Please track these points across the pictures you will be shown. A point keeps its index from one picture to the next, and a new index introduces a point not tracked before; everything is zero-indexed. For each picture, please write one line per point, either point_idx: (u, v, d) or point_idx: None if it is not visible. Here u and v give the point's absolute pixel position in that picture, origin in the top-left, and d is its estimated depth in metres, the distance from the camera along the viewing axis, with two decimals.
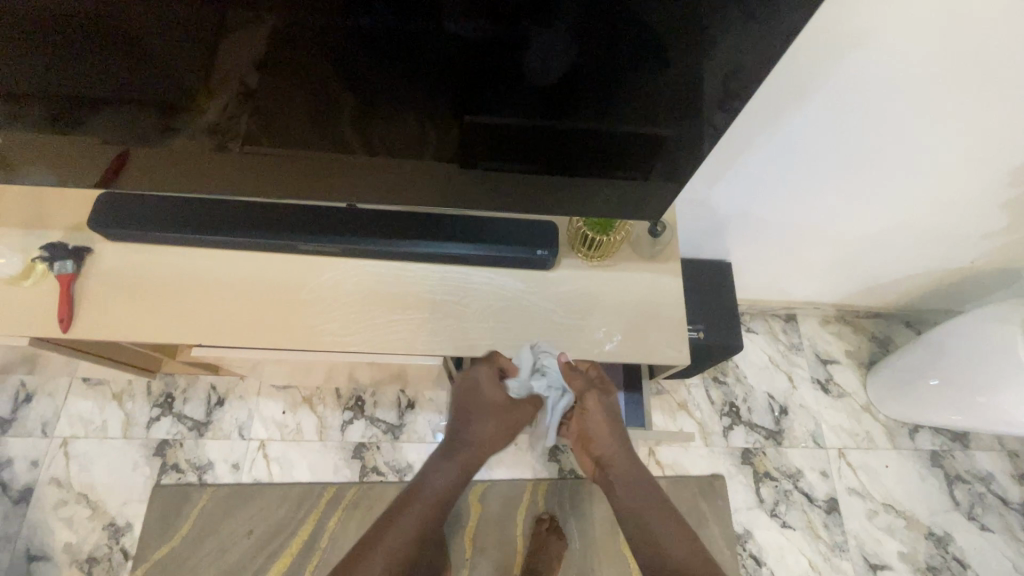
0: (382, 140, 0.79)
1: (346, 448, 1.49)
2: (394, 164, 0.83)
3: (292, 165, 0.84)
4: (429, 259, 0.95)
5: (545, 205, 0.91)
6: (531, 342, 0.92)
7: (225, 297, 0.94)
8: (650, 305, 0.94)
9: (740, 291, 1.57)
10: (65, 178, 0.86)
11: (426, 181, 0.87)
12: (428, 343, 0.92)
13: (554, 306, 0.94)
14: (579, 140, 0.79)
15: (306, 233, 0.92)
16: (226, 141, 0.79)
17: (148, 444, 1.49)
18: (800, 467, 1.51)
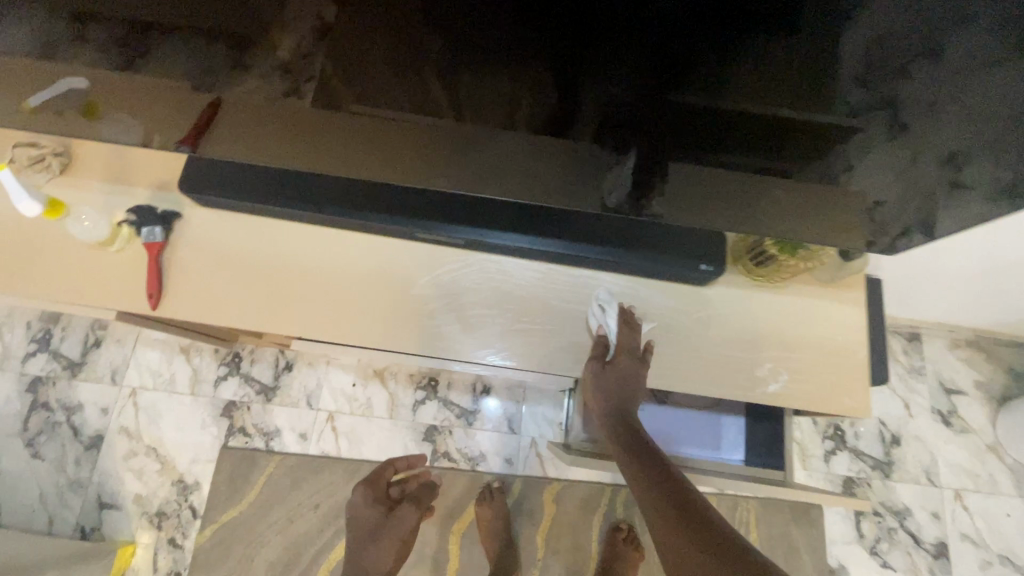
0: (485, 106, 0.58)
1: (417, 429, 1.42)
2: (492, 138, 0.62)
3: (363, 130, 0.64)
4: (564, 261, 0.82)
5: (687, 209, 0.69)
6: (676, 373, 0.79)
7: (330, 285, 0.83)
8: (826, 342, 0.78)
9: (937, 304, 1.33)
10: (151, 132, 0.71)
11: (530, 165, 0.65)
12: (556, 360, 0.82)
13: (707, 331, 0.79)
14: (761, 129, 0.56)
15: (424, 220, 0.80)
16: (290, 87, 0.59)
17: (215, 403, 1.44)
18: (908, 505, 1.36)
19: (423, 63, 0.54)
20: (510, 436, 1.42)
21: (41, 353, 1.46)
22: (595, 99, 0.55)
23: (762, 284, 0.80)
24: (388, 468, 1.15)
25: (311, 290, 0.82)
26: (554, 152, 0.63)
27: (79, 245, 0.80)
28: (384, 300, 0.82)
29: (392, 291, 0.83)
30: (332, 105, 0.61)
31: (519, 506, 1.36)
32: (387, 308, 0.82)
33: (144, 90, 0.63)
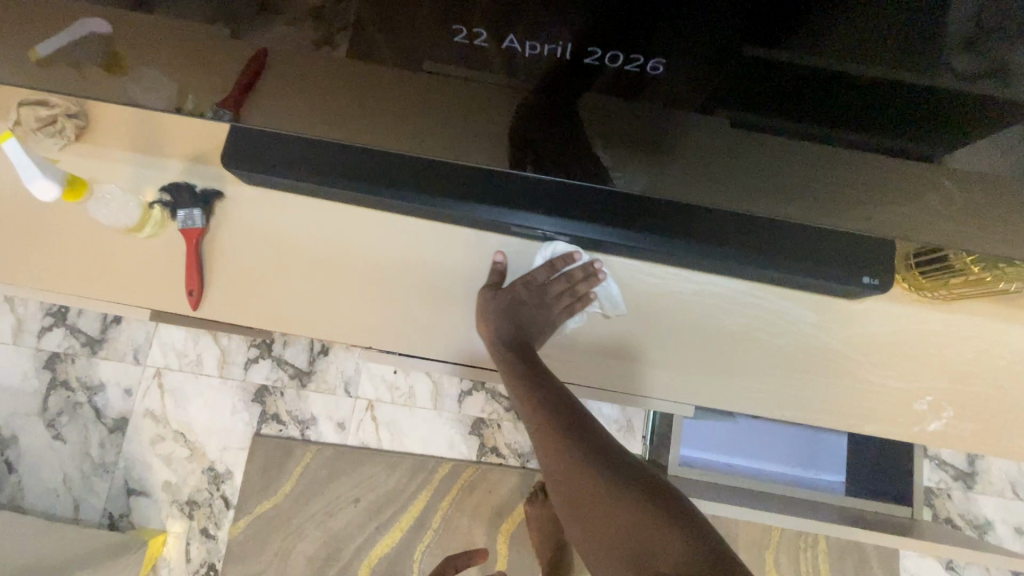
0: (551, 65, 0.42)
1: (463, 422, 1.31)
2: (551, 106, 0.47)
3: (391, 90, 0.49)
4: (683, 264, 0.68)
5: (805, 198, 0.55)
6: (814, 403, 0.67)
7: (398, 283, 0.70)
8: (1001, 371, 0.65)
9: None
10: (185, 89, 0.55)
11: (600, 139, 0.51)
12: (665, 385, 0.69)
13: (855, 353, 0.66)
14: (920, 111, 0.41)
15: (517, 210, 0.66)
16: (312, 36, 0.44)
17: (246, 387, 1.35)
18: (990, 519, 1.27)
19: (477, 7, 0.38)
20: None
21: (57, 328, 1.35)
22: (703, 65, 0.40)
23: (924, 298, 0.66)
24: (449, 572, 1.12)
25: (375, 291, 0.70)
26: (633, 127, 0.48)
27: (103, 229, 0.67)
28: (463, 307, 0.71)
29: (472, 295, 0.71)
30: (352, 56, 0.45)
31: None
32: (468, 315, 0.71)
33: (175, 43, 0.48)
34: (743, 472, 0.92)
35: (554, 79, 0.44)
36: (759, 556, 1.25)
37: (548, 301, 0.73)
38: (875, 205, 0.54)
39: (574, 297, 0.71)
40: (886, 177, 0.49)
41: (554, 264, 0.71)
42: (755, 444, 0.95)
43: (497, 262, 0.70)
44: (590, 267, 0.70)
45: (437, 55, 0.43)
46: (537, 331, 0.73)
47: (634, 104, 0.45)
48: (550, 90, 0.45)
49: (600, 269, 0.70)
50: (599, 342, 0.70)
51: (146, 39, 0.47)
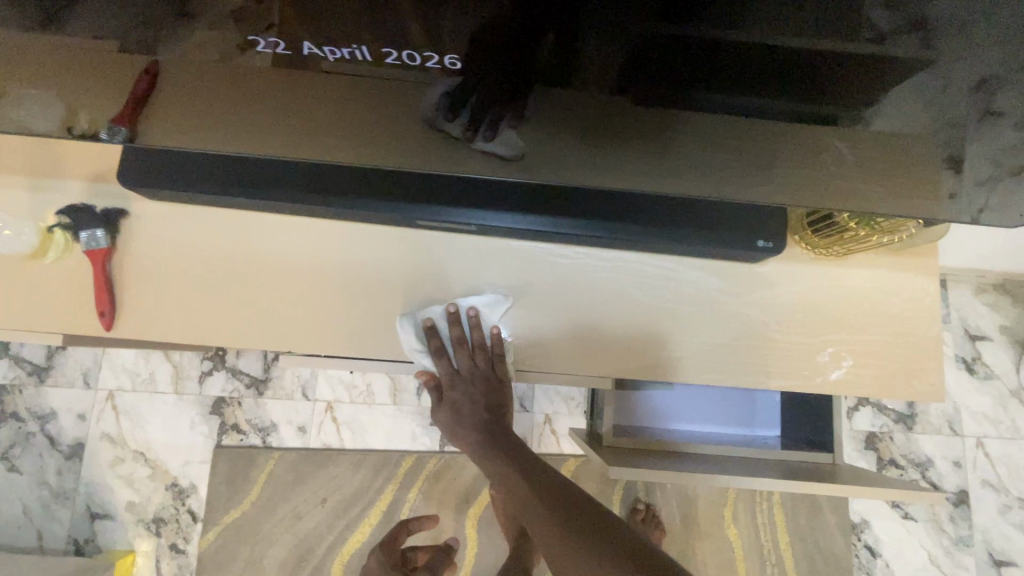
0: (483, 53, 0.40)
1: (424, 414, 1.33)
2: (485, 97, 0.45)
3: (321, 95, 0.47)
4: (592, 243, 0.69)
5: (748, 177, 0.54)
6: (728, 366, 0.69)
7: (321, 288, 0.71)
8: (893, 318, 0.68)
9: (978, 250, 1.27)
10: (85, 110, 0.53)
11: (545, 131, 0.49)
12: (586, 363, 0.70)
13: (762, 313, 0.69)
14: (853, 76, 0.40)
15: (425, 205, 0.66)
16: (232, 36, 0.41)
17: (202, 401, 1.34)
18: (930, 456, 1.34)
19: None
20: (523, 414, 1.33)
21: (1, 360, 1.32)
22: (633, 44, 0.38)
23: (819, 255, 0.69)
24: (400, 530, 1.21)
25: (305, 297, 0.71)
26: (576, 114, 0.47)
27: (8, 256, 0.67)
28: (395, 306, 0.71)
29: (404, 292, 0.71)
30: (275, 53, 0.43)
31: None
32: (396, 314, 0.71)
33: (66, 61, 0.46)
34: (683, 435, 0.96)
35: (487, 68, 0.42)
36: (717, 514, 1.31)
37: (472, 378, 0.78)
38: (819, 179, 0.53)
39: (483, 348, 0.74)
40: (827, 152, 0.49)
41: (437, 342, 0.73)
42: (693, 408, 0.99)
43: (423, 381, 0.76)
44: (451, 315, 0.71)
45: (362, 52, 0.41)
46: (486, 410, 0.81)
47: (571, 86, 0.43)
48: (487, 78, 0.43)
49: (469, 308, 0.70)
50: (525, 329, 0.71)
51: (58, 58, 0.45)
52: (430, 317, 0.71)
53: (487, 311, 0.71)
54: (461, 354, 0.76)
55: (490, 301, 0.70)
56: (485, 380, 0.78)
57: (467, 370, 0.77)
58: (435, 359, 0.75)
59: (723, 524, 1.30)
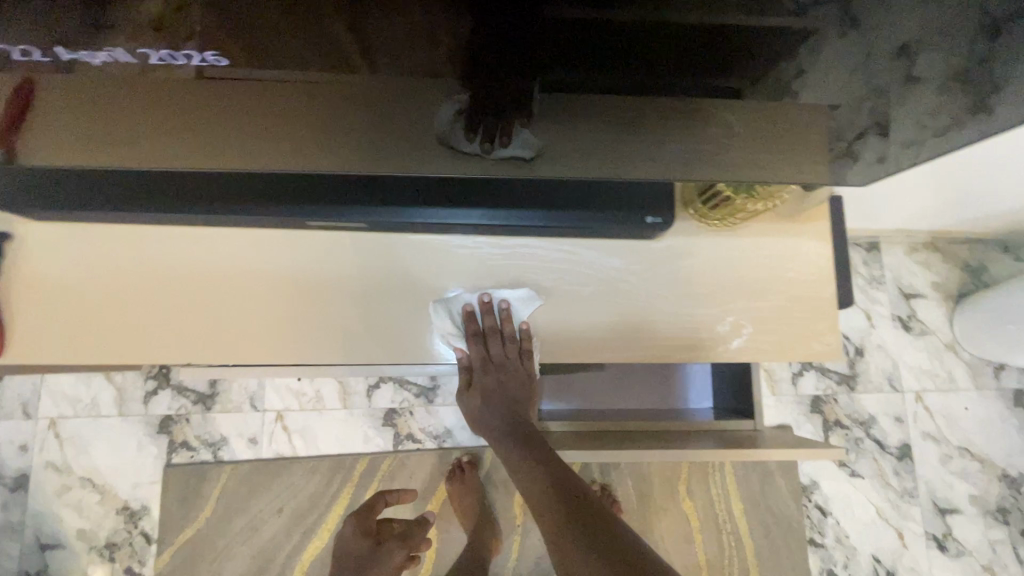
0: (421, 46, 0.38)
1: (375, 415, 1.33)
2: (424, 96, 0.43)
3: (250, 105, 0.42)
4: (491, 232, 0.70)
5: (693, 164, 0.53)
6: (633, 344, 0.70)
7: (232, 298, 0.70)
8: (785, 284, 0.70)
9: (903, 211, 1.30)
10: None
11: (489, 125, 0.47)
12: None
13: (661, 289, 0.70)
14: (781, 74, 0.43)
15: (312, 204, 0.65)
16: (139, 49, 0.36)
17: (149, 421, 1.31)
18: (873, 414, 1.38)
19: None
20: None
21: None
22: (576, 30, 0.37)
23: (712, 228, 0.71)
24: (378, 503, 1.11)
25: (220, 308, 0.70)
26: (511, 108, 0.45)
27: None
28: (312, 309, 0.71)
29: (320, 295, 0.71)
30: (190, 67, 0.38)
31: (491, 477, 1.31)
32: (311, 318, 0.70)
33: None
34: (615, 415, 0.98)
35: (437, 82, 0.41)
36: (671, 487, 1.33)
37: (505, 367, 0.81)
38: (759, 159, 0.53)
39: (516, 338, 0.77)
40: (769, 128, 0.49)
41: (473, 328, 0.75)
42: (625, 385, 1.00)
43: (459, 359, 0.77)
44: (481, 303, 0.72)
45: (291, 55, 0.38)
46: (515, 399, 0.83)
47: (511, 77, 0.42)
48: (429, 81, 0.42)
49: (502, 300, 0.72)
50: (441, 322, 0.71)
51: None
52: (465, 303, 0.73)
53: (520, 303, 0.71)
54: (494, 342, 0.78)
55: (522, 297, 0.71)
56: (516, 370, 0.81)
57: (501, 359, 0.80)
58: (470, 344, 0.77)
59: (677, 498, 1.33)
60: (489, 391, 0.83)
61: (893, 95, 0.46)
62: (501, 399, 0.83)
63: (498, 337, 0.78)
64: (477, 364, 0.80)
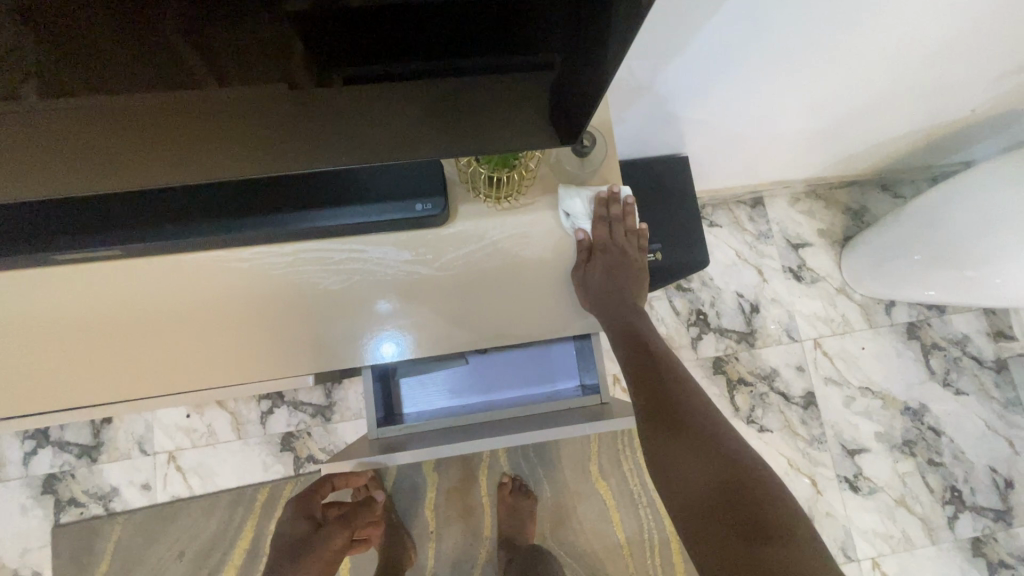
0: (261, 60, 0.41)
1: (272, 441, 1.28)
2: (266, 108, 0.47)
3: (73, 129, 0.45)
4: (280, 238, 0.69)
5: (534, 136, 0.59)
6: (465, 328, 0.74)
7: (69, 344, 0.69)
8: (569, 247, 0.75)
9: (773, 167, 1.32)
10: None
11: (331, 129, 0.52)
12: (334, 353, 0.74)
13: (473, 275, 0.73)
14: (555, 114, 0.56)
15: (83, 236, 0.64)
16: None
17: (31, 483, 1.24)
18: (774, 366, 1.40)
19: (162, 24, 0.36)
20: None
21: None
22: (400, 33, 0.40)
23: (508, 207, 0.72)
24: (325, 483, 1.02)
25: (44, 354, 0.69)
26: (334, 126, 0.52)
27: None
28: (130, 343, 0.70)
29: (146, 326, 0.70)
30: (42, 105, 0.41)
31: (398, 486, 1.27)
32: (160, 349, 0.71)
33: None
34: (478, 406, 0.96)
35: (266, 118, 0.49)
36: (582, 471, 1.31)
37: (624, 253, 0.85)
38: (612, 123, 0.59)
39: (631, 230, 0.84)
40: (584, 103, 0.54)
41: (602, 211, 0.75)
42: (493, 374, 0.98)
43: (581, 241, 0.76)
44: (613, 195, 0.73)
45: (135, 77, 0.40)
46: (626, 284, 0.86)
47: (344, 83, 0.45)
48: (262, 117, 0.49)
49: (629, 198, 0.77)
50: (274, 329, 0.72)
51: None
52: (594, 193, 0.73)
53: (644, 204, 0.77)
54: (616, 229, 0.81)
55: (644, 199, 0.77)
56: (631, 257, 0.86)
57: (619, 244, 0.83)
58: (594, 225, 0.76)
59: (591, 480, 1.31)
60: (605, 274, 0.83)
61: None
62: (612, 285, 0.84)
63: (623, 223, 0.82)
64: (596, 244, 0.81)
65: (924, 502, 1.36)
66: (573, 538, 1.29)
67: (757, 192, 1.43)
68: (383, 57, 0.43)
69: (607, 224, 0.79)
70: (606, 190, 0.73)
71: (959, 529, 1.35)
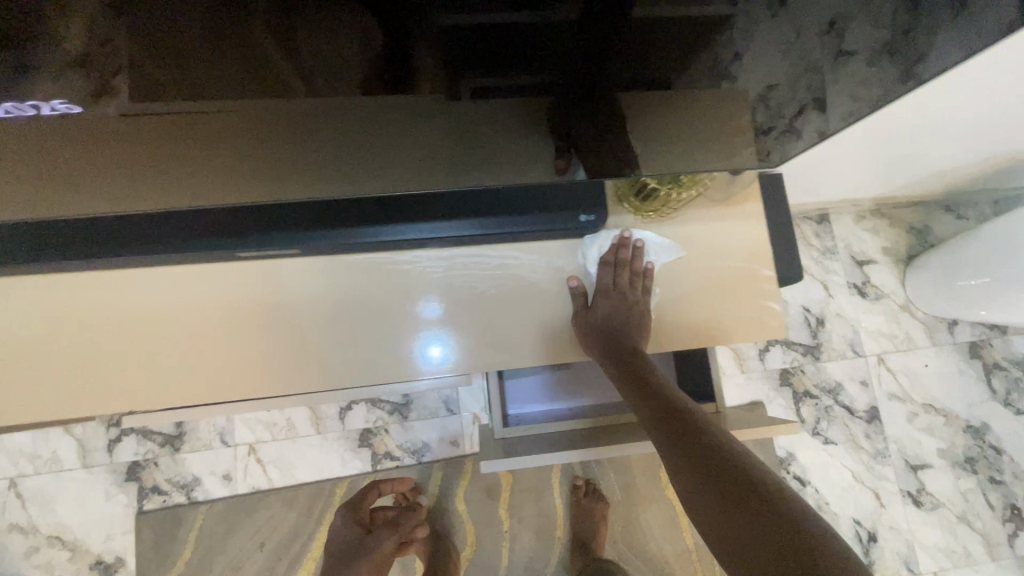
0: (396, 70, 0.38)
1: (350, 436, 1.31)
2: (343, 121, 0.43)
3: (256, 146, 0.45)
4: (434, 242, 0.74)
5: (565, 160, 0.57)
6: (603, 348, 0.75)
7: (213, 341, 0.74)
8: (706, 266, 0.75)
9: (846, 185, 1.34)
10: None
11: (489, 146, 0.52)
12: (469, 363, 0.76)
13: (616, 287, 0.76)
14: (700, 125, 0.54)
15: (259, 236, 0.68)
16: (66, 99, 0.35)
17: (115, 469, 1.27)
18: (839, 381, 1.42)
19: (258, 19, 0.32)
20: (450, 418, 1.34)
21: None
22: (508, 36, 0.37)
23: (647, 219, 0.76)
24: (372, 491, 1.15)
25: (93, 361, 0.72)
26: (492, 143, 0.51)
27: None
28: (263, 344, 0.75)
29: (184, 333, 0.73)
30: (120, 109, 0.37)
31: (472, 485, 1.31)
32: (290, 350, 0.75)
33: None
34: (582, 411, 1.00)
35: (434, 140, 0.48)
36: (653, 477, 1.34)
37: (628, 296, 0.76)
38: (670, 152, 0.59)
39: (643, 274, 0.76)
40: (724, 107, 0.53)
41: (609, 255, 0.77)
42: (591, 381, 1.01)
43: (574, 289, 0.76)
44: (623, 239, 0.76)
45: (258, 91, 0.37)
46: (625, 332, 0.75)
47: (429, 94, 0.41)
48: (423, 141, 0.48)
49: (635, 238, 0.76)
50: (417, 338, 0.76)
51: None
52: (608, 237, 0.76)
53: (656, 250, 0.76)
54: (621, 275, 0.77)
55: (661, 246, 0.76)
56: (636, 300, 0.76)
57: (625, 291, 0.76)
58: (600, 270, 0.77)
59: (661, 486, 1.34)
60: (603, 322, 0.75)
61: (829, 65, 0.51)
62: (614, 328, 0.75)
63: (628, 264, 0.77)
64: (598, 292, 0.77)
65: (984, 519, 1.38)
66: (643, 541, 1.32)
67: (825, 209, 1.46)
68: (485, 62, 0.39)
69: (614, 267, 0.77)
70: (617, 236, 0.76)
71: (1019, 546, 1.37)
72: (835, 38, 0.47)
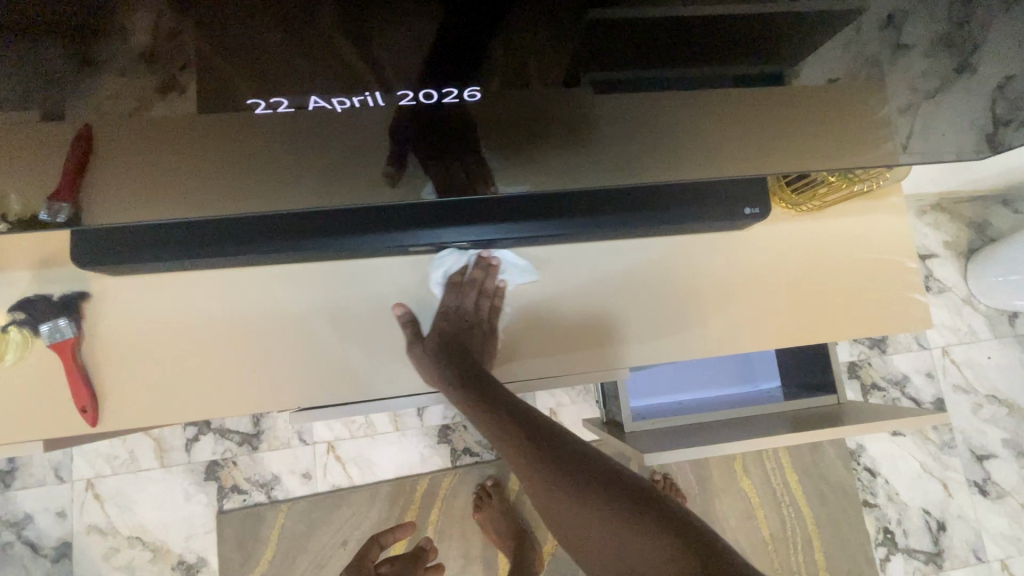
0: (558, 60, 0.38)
1: (429, 433, 1.31)
2: (467, 110, 0.42)
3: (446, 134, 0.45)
4: (585, 236, 0.73)
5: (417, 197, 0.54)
6: (757, 334, 0.77)
7: (319, 338, 0.72)
8: (850, 258, 0.77)
9: (916, 180, 1.35)
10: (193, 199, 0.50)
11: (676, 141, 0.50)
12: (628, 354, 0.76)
13: (769, 279, 0.77)
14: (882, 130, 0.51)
15: (406, 232, 0.67)
16: (423, 88, 0.39)
17: (193, 469, 1.25)
18: (905, 373, 1.44)
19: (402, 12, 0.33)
20: None
21: None
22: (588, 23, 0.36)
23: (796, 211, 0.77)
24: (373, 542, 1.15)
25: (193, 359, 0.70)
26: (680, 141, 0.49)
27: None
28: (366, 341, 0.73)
29: (232, 336, 0.70)
30: (475, 98, 0.41)
31: None
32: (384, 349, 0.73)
33: (163, 141, 0.41)
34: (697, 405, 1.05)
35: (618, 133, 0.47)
36: (727, 467, 1.37)
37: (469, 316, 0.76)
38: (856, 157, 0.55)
39: (490, 295, 0.76)
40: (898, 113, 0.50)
41: (455, 278, 0.75)
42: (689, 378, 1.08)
43: (401, 317, 0.73)
44: (479, 261, 0.75)
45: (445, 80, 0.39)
46: (469, 351, 0.76)
47: (535, 79, 0.40)
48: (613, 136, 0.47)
49: (491, 259, 0.75)
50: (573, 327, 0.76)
51: (174, 144, 0.42)
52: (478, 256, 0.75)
53: (514, 270, 0.76)
54: (467, 297, 0.76)
55: (521, 267, 0.75)
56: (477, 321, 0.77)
57: (468, 312, 0.76)
58: (447, 292, 0.76)
59: (735, 477, 1.37)
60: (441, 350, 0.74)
61: (883, 64, 0.44)
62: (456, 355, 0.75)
63: (474, 288, 0.76)
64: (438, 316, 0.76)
65: None
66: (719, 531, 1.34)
67: None
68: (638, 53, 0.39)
69: (457, 290, 0.76)
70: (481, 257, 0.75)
71: None
72: (893, 32, 0.41)
